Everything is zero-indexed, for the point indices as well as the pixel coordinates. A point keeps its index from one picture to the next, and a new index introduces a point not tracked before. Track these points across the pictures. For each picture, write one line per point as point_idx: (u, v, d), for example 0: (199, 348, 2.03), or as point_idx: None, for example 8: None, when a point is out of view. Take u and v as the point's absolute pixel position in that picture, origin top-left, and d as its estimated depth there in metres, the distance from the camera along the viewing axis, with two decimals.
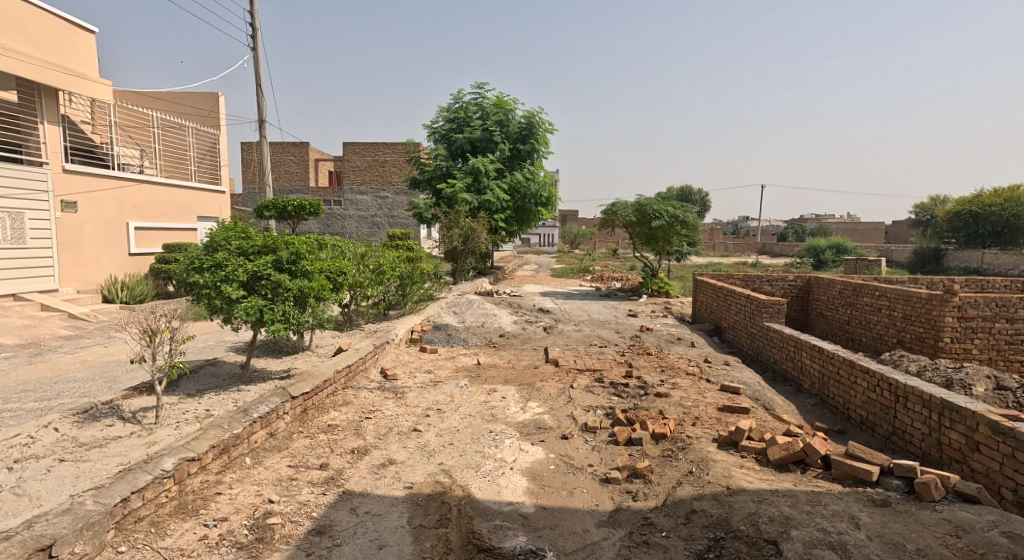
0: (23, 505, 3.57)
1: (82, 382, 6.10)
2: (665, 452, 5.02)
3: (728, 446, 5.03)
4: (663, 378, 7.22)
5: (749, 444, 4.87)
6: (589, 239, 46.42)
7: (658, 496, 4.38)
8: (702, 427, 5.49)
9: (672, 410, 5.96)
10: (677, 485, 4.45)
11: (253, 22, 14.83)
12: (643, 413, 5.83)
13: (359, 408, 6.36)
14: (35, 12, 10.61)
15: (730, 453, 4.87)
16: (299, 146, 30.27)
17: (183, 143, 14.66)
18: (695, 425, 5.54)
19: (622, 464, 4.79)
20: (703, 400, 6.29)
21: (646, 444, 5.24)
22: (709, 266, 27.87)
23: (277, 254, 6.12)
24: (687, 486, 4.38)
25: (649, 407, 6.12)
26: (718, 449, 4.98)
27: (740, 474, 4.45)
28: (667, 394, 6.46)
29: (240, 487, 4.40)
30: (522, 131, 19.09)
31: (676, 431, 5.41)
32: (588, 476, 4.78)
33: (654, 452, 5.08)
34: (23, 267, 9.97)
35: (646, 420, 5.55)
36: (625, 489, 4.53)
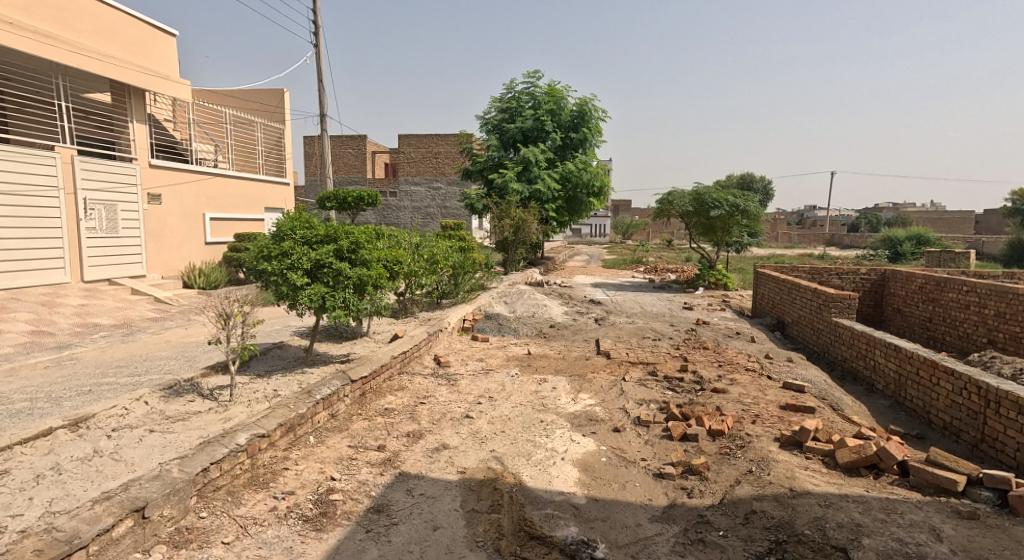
0: (120, 470, 3.89)
1: (166, 360, 6.57)
2: (722, 449, 4.92)
3: (791, 447, 4.88)
4: (721, 373, 7.05)
5: (815, 445, 4.70)
6: (643, 230, 45.37)
7: (715, 493, 4.30)
8: (762, 425, 5.34)
9: (729, 407, 5.82)
10: (736, 484, 4.35)
11: (315, 19, 15.36)
12: (700, 409, 5.72)
13: (414, 393, 6.56)
14: (123, 18, 11.33)
15: (794, 453, 4.72)
16: (357, 139, 31.16)
17: (252, 137, 15.39)
18: (755, 423, 5.39)
19: (677, 460, 4.73)
20: (764, 397, 6.10)
21: (703, 440, 5.14)
22: (774, 258, 26.89)
23: (338, 243, 6.36)
24: (747, 486, 4.28)
25: (706, 403, 6.00)
26: (781, 449, 4.84)
27: (804, 475, 4.31)
28: (724, 390, 6.32)
29: (305, 464, 4.65)
30: (574, 119, 18.87)
31: (735, 428, 5.28)
32: (641, 470, 4.75)
33: (710, 449, 4.98)
34: (115, 254, 10.78)
35: (702, 416, 5.44)
36: (680, 485, 4.47)
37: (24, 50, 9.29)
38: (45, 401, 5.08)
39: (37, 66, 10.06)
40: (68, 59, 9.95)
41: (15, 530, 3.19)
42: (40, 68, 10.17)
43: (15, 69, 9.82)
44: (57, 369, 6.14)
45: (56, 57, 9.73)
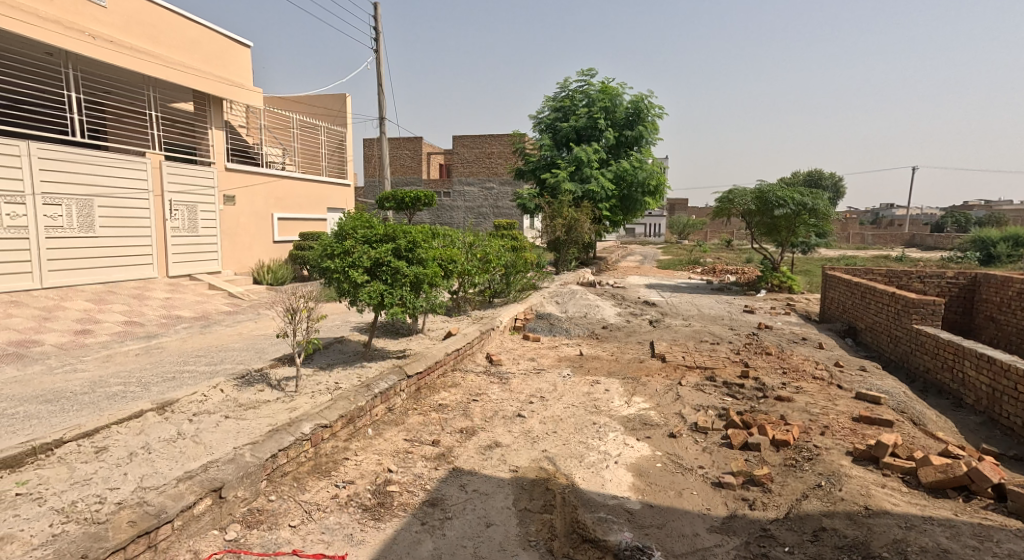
0: (200, 451, 4.13)
1: (237, 351, 6.94)
2: (788, 461, 4.72)
3: (866, 462, 4.63)
4: (786, 380, 6.78)
5: (893, 462, 4.44)
6: (702, 230, 44.04)
7: (780, 507, 4.13)
8: (833, 437, 5.09)
9: (796, 416, 5.59)
10: (803, 498, 4.17)
11: (376, 25, 15.82)
12: (762, 417, 5.52)
13: (467, 390, 6.65)
14: (205, 32, 12.04)
15: (871, 469, 4.48)
16: (414, 140, 31.89)
17: (316, 140, 16.01)
18: (824, 434, 5.15)
19: (738, 469, 4.57)
20: (834, 408, 5.81)
21: (766, 450, 4.94)
22: (848, 259, 25.57)
23: (396, 242, 6.53)
24: (815, 500, 4.10)
25: (770, 411, 5.78)
26: (854, 464, 4.59)
27: (881, 493, 4.08)
28: (789, 398, 6.06)
29: (363, 455, 4.80)
30: (629, 117, 18.52)
31: (801, 439, 5.06)
32: (699, 478, 4.62)
33: (775, 459, 4.79)
34: (194, 251, 11.46)
35: (766, 425, 5.24)
36: (741, 496, 4.32)
37: (120, 65, 10.10)
38: (136, 385, 5.48)
39: (130, 79, 10.80)
40: (157, 72, 10.77)
41: (112, 502, 3.44)
42: (131, 79, 10.91)
43: (111, 81, 10.56)
44: (145, 356, 6.62)
45: (147, 70, 10.56)
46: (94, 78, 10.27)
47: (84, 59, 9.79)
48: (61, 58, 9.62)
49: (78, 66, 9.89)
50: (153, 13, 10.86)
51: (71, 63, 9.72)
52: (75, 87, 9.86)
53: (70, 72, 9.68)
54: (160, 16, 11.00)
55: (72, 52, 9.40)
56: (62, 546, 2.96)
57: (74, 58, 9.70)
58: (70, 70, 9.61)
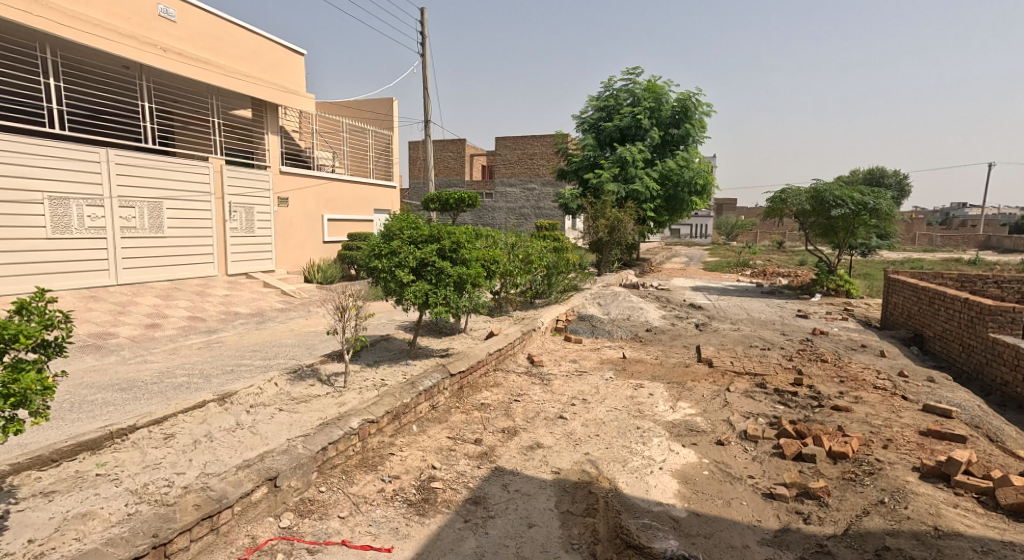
0: (256, 441, 4.32)
1: (289, 346, 7.22)
2: (845, 474, 4.54)
3: (935, 479, 4.40)
4: (844, 390, 6.52)
5: (966, 481, 4.21)
6: (751, 230, 42.75)
7: (837, 522, 3.98)
8: (896, 451, 4.87)
9: (855, 428, 5.38)
10: (863, 515, 4.01)
11: (422, 30, 16.11)
12: (817, 427, 5.33)
13: (508, 390, 6.70)
14: (263, 41, 12.53)
15: (940, 488, 4.26)
16: (457, 142, 32.32)
17: (364, 143, 16.43)
18: (886, 447, 4.93)
19: (791, 481, 4.43)
20: (898, 420, 5.55)
21: (821, 462, 4.77)
22: (913, 262, 24.26)
23: (441, 243, 6.64)
24: (877, 518, 3.94)
25: (826, 421, 5.58)
26: (921, 480, 4.38)
27: (952, 514, 3.88)
28: (847, 408, 5.83)
29: (408, 451, 4.91)
30: (675, 115, 18.11)
31: (861, 452, 4.86)
32: (749, 488, 4.51)
33: (831, 472, 4.62)
34: (250, 251, 11.96)
35: (821, 435, 5.05)
36: (795, 509, 4.19)
37: (188, 76, 10.64)
38: (198, 376, 5.79)
39: (194, 88, 11.34)
40: (221, 82, 11.24)
41: (179, 486, 3.65)
42: (196, 89, 11.45)
43: (179, 90, 11.11)
44: (206, 349, 6.98)
45: (213, 81, 11.04)
46: (164, 88, 10.82)
47: (156, 71, 10.35)
48: (136, 70, 10.19)
49: (150, 78, 10.45)
50: (216, 25, 11.41)
51: (144, 75, 10.28)
52: (148, 98, 10.43)
53: (144, 84, 10.24)
54: (222, 27, 11.52)
55: (146, 64, 9.96)
56: (135, 525, 3.16)
57: (147, 70, 10.26)
58: (144, 81, 10.17)
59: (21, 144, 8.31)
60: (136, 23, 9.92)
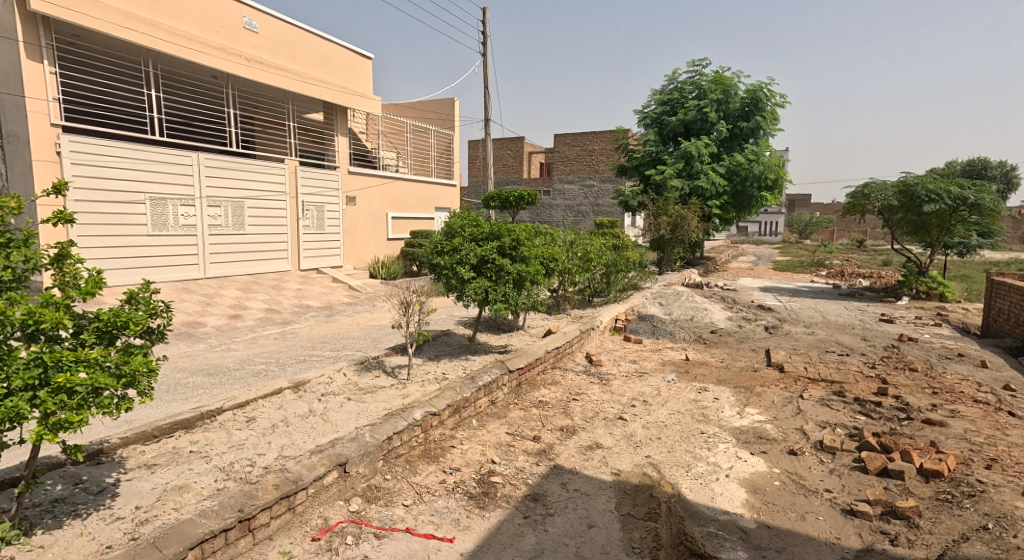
0: (326, 428, 4.52)
1: (356, 339, 7.50)
2: (939, 495, 4.24)
3: None
4: (937, 403, 6.07)
5: None
6: (826, 228, 40.49)
7: (929, 546, 3.72)
8: (1000, 473, 4.49)
9: (951, 445, 5.00)
10: (961, 540, 3.73)
11: (484, 30, 16.29)
12: (907, 442, 5.00)
13: (567, 388, 6.68)
14: (335, 48, 13.04)
15: None
16: (515, 140, 32.53)
17: (426, 143, 16.79)
18: (989, 468, 4.56)
19: (875, 498, 4.18)
20: (1003, 439, 5.12)
21: (911, 480, 4.47)
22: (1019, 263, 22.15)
23: (501, 240, 6.70)
24: (977, 545, 3.65)
25: (917, 436, 5.22)
26: None
27: None
28: (941, 423, 5.43)
29: (468, 445, 4.99)
30: (745, 108, 17.42)
31: (958, 471, 4.52)
32: (825, 502, 4.29)
33: (922, 491, 4.31)
34: (320, 247, 12.51)
35: (911, 450, 4.73)
36: (880, 528, 3.94)
37: (268, 84, 11.26)
38: (274, 365, 6.13)
39: (273, 94, 11.97)
40: (297, 87, 11.83)
41: (260, 466, 3.87)
42: (274, 95, 12.09)
43: (260, 97, 11.76)
44: (281, 339, 7.38)
45: (290, 87, 11.62)
46: (247, 96, 11.49)
47: (241, 79, 11.01)
48: (223, 80, 10.89)
49: (235, 86, 11.13)
50: (294, 34, 12.00)
51: (231, 84, 10.96)
52: (233, 105, 11.11)
53: (231, 92, 10.92)
54: (298, 36, 12.10)
55: (233, 74, 10.63)
56: (222, 500, 3.38)
57: (233, 79, 10.93)
58: (230, 90, 10.84)
59: (128, 151, 9.01)
60: (224, 36, 10.59)
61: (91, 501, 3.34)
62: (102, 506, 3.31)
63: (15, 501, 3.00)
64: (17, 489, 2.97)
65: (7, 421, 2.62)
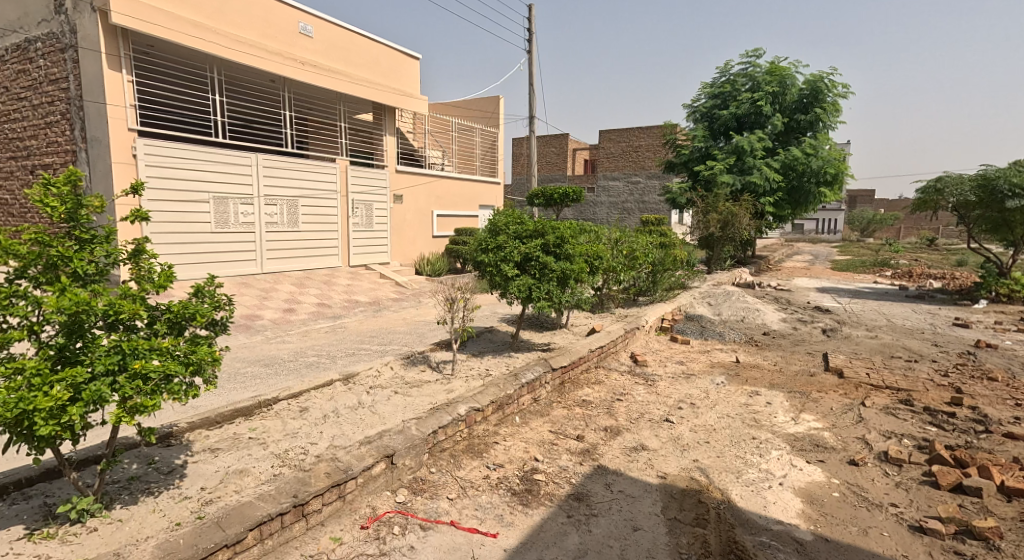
0: (374, 420, 4.61)
1: (402, 334, 7.63)
2: (1021, 515, 3.95)
3: None
4: (1018, 415, 5.66)
5: None
6: (890, 226, 38.46)
7: None
8: None
9: None
10: None
11: (530, 27, 16.26)
12: (985, 457, 4.68)
13: (611, 388, 6.59)
14: (384, 49, 13.29)
15: None
16: (560, 137, 32.39)
17: (472, 141, 16.90)
18: None
19: (948, 515, 3.93)
20: None
21: (989, 498, 4.18)
22: None
23: (545, 238, 6.65)
24: None
25: (995, 451, 4.89)
26: None
27: None
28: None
29: (511, 441, 4.99)
30: (802, 100, 16.75)
31: None
32: (890, 517, 4.07)
33: (1001, 510, 4.03)
34: (369, 244, 12.80)
35: (988, 466, 4.43)
36: (951, 548, 3.71)
37: (322, 86, 11.57)
38: (325, 357, 6.31)
39: (326, 96, 12.30)
40: (349, 89, 12.11)
41: (313, 454, 3.99)
42: (326, 96, 12.42)
43: (314, 98, 12.10)
44: (331, 333, 7.58)
45: (342, 88, 11.91)
46: (302, 98, 11.85)
47: (296, 82, 11.36)
48: (280, 83, 11.26)
49: (291, 89, 11.49)
50: (346, 37, 12.30)
51: (287, 87, 11.33)
52: (289, 107, 11.48)
53: (287, 95, 11.29)
54: (350, 39, 12.38)
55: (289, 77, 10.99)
56: (278, 485, 3.50)
57: (289, 82, 11.29)
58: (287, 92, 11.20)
59: (196, 153, 9.43)
60: (282, 41, 10.95)
61: (162, 480, 3.52)
62: (172, 486, 3.48)
63: (98, 477, 3.19)
64: (99, 466, 3.16)
65: (90, 403, 2.78)
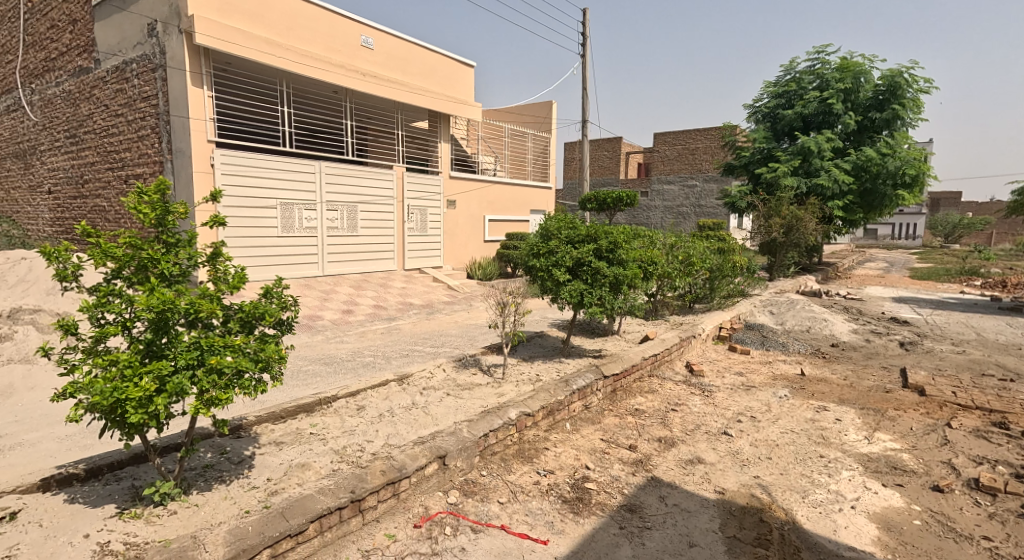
0: (426, 421, 4.65)
1: (453, 336, 7.69)
2: None
3: None
4: None
5: None
6: (976, 232, 35.71)
7: None
8: None
9: None
10: None
11: (583, 31, 16.16)
12: None
13: (665, 398, 6.40)
14: (441, 58, 13.51)
15: None
16: (613, 141, 32.02)
17: (524, 147, 16.95)
18: None
19: None
20: None
21: None
22: None
23: (598, 243, 6.55)
24: None
25: None
26: None
27: None
28: None
29: (562, 448, 4.91)
30: (878, 97, 15.84)
31: None
32: (980, 551, 3.75)
33: None
34: (423, 248, 13.04)
35: None
36: None
37: (381, 96, 11.88)
38: (380, 357, 6.44)
39: (385, 105, 12.62)
40: (407, 98, 12.37)
41: (369, 451, 4.05)
42: (385, 105, 12.74)
43: (373, 108, 12.44)
44: (385, 334, 7.74)
45: (400, 97, 12.18)
46: (363, 108, 12.20)
47: (357, 93, 11.71)
48: (343, 94, 11.63)
49: (353, 100, 11.86)
50: (404, 48, 12.58)
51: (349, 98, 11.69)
52: (351, 117, 11.84)
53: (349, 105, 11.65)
54: (408, 49, 12.66)
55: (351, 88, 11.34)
56: (337, 480, 3.57)
57: (351, 93, 11.65)
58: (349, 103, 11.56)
59: (265, 161, 9.86)
60: (344, 53, 11.32)
61: (233, 469, 3.66)
62: (241, 475, 3.62)
63: (179, 463, 3.35)
64: (180, 453, 3.32)
65: (173, 394, 2.94)
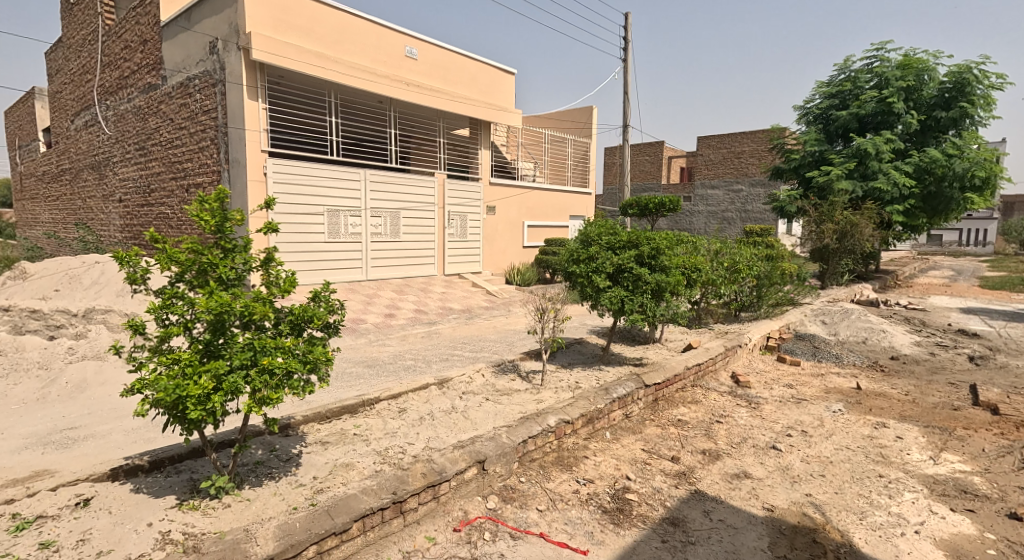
0: (466, 425, 4.70)
1: (493, 342, 7.76)
2: None
3: None
4: None
5: None
6: None
7: None
8: None
9: None
10: None
11: (625, 35, 16.07)
12: None
13: (709, 409, 6.27)
14: (482, 66, 13.69)
15: None
16: (654, 145, 31.63)
17: (565, 153, 16.94)
18: None
19: None
20: None
21: None
22: None
23: (640, 249, 6.48)
24: None
25: None
26: None
27: None
28: None
29: (601, 457, 4.89)
30: (942, 95, 15.11)
31: None
32: None
33: None
34: (462, 254, 13.20)
35: None
36: None
37: (424, 105, 12.11)
38: (421, 361, 6.55)
39: (427, 114, 12.86)
40: (449, 106, 12.58)
41: (411, 454, 4.14)
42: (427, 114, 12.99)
43: (416, 116, 12.70)
44: (426, 339, 7.87)
45: (443, 106, 12.39)
46: (406, 117, 12.46)
47: (401, 102, 11.98)
48: (387, 104, 11.92)
49: (397, 109, 12.14)
50: (446, 57, 12.81)
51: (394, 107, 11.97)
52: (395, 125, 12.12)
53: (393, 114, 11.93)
54: (450, 58, 12.88)
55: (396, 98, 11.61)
56: (380, 480, 3.66)
57: (395, 102, 11.92)
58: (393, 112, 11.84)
59: (314, 169, 10.20)
60: (390, 64, 11.62)
61: (282, 467, 3.80)
62: (290, 472, 3.75)
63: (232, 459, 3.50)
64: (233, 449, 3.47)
65: (229, 393, 3.08)
